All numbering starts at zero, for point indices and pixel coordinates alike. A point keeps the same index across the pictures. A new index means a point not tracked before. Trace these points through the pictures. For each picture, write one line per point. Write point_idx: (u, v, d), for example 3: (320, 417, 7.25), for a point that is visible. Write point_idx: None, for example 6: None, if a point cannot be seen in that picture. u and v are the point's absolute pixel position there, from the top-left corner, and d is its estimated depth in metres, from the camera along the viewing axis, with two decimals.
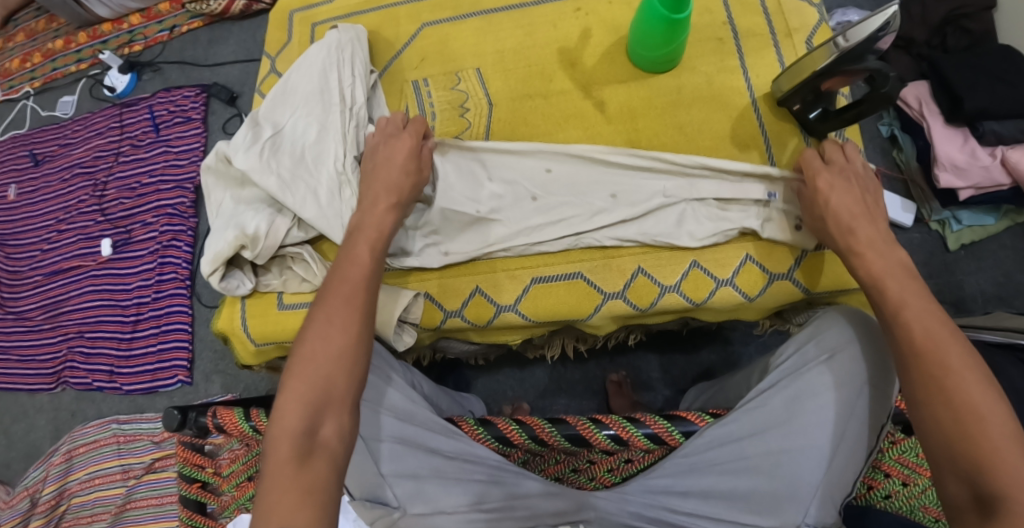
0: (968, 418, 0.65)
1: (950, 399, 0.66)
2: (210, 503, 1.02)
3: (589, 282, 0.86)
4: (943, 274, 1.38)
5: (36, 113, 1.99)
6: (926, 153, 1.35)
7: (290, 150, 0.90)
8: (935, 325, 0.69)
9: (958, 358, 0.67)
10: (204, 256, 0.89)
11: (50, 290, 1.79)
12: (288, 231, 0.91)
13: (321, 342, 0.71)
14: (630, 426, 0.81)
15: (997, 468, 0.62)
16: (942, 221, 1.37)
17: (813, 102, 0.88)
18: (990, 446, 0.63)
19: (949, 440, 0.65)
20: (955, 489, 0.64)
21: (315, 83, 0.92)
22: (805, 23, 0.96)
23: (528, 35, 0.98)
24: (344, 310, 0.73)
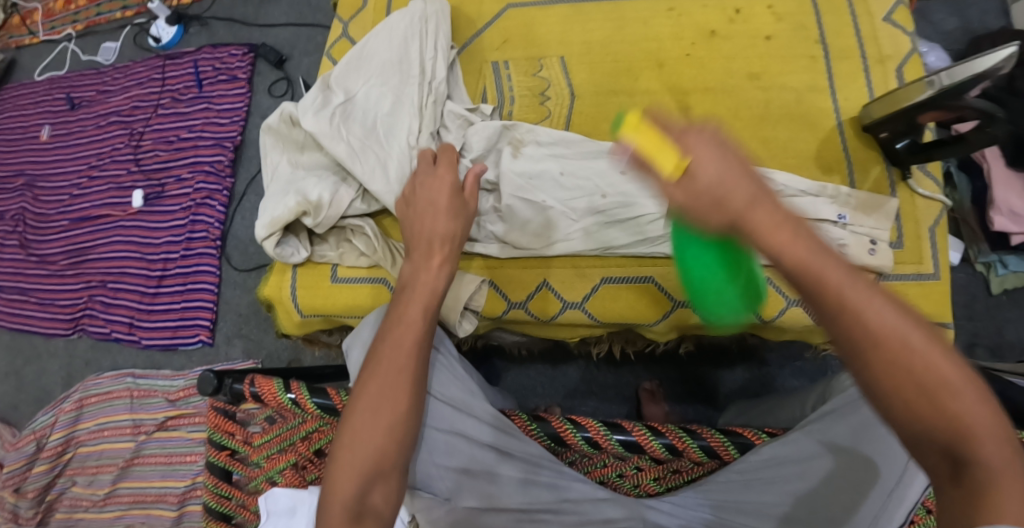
0: (901, 367, 0.55)
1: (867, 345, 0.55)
2: (237, 471, 1.00)
3: (660, 288, 0.84)
4: (985, 317, 1.36)
5: (77, 57, 1.96)
6: (983, 195, 1.32)
7: (361, 118, 0.87)
8: (884, 317, 0.55)
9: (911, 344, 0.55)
10: (261, 219, 0.87)
11: (75, 236, 1.77)
12: (351, 202, 0.88)
13: (379, 414, 0.68)
14: (685, 437, 0.80)
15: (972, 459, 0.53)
16: (988, 263, 1.35)
17: (903, 133, 0.85)
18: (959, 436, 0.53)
19: (899, 397, 0.55)
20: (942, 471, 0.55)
21: (393, 51, 0.90)
22: (899, 50, 0.93)
23: (617, 30, 0.96)
24: (400, 384, 0.70)
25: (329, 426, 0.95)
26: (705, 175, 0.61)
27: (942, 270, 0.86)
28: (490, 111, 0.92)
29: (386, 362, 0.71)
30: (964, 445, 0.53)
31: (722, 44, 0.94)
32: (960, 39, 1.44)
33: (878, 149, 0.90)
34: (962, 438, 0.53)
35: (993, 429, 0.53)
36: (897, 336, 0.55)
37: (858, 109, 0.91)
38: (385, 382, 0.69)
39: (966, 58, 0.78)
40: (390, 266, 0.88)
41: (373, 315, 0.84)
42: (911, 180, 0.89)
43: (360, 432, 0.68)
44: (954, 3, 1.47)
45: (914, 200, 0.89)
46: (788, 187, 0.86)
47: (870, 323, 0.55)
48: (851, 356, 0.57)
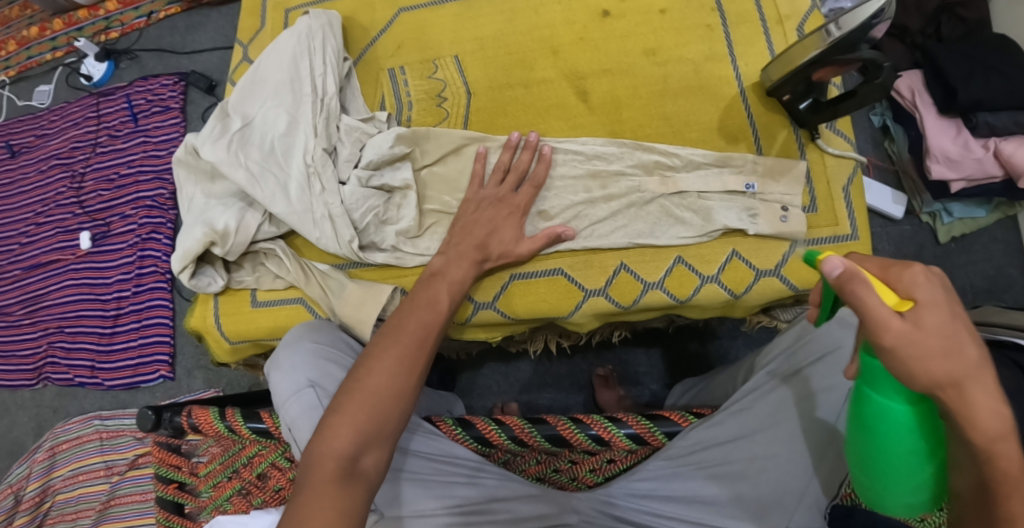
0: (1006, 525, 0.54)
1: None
2: (187, 503, 0.97)
3: (570, 279, 0.83)
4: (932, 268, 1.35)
5: (12, 103, 1.94)
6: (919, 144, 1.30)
7: (259, 142, 0.87)
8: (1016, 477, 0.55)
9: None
10: (174, 253, 0.86)
11: (29, 284, 1.76)
12: (260, 226, 0.88)
13: (380, 373, 0.70)
14: (611, 426, 0.81)
15: None
16: (933, 213, 1.34)
17: (803, 93, 0.85)
18: None
19: None
20: None
21: (283, 70, 0.89)
22: (797, 9, 0.93)
23: (508, 22, 0.95)
24: (419, 357, 0.72)
25: (267, 449, 0.93)
26: (938, 322, 0.53)
27: (860, 229, 0.87)
28: (387, 118, 0.91)
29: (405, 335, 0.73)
30: None
31: (617, 24, 0.93)
32: None
33: (783, 111, 0.90)
34: None
35: None
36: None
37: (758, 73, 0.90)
38: (405, 352, 0.72)
39: (853, 6, 0.77)
40: (304, 285, 0.87)
41: (290, 337, 0.83)
42: (820, 139, 0.90)
43: (354, 390, 0.69)
44: None
45: (825, 160, 0.89)
46: (691, 158, 0.86)
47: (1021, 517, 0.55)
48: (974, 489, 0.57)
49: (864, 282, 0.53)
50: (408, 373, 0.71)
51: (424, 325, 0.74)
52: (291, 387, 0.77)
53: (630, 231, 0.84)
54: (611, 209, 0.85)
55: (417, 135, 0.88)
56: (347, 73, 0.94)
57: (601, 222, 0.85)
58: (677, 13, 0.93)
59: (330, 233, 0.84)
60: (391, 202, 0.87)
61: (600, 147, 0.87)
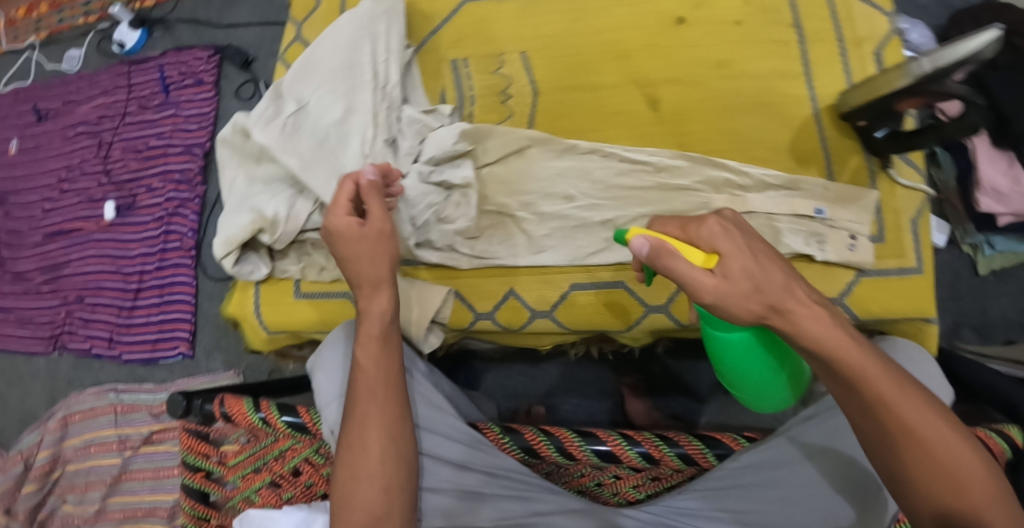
0: (911, 439, 0.63)
1: (913, 466, 0.63)
2: (212, 493, 0.95)
3: (632, 293, 0.83)
4: (965, 300, 1.33)
5: (41, 66, 1.92)
6: (968, 174, 1.24)
7: (311, 129, 0.84)
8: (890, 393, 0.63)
9: (914, 414, 0.63)
10: (217, 238, 0.83)
11: (50, 252, 1.74)
12: (309, 216, 0.84)
13: (358, 463, 0.73)
14: (661, 445, 0.80)
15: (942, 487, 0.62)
16: (975, 245, 1.30)
17: (879, 120, 0.82)
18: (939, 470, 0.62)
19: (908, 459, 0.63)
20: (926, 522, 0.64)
21: (343, 55, 0.86)
22: (875, 32, 0.89)
23: (574, 21, 0.93)
24: (367, 433, 0.74)
25: (302, 443, 0.91)
26: (742, 268, 0.64)
27: (926, 263, 0.83)
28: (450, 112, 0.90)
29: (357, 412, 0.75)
30: (952, 483, 0.62)
31: (690, 31, 0.90)
32: (940, 12, 1.39)
33: (857, 137, 0.87)
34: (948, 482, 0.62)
35: (970, 463, 0.63)
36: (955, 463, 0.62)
37: (835, 95, 0.87)
38: (355, 437, 0.74)
39: (948, 40, 0.73)
40: None
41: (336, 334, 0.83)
42: (891, 168, 0.86)
43: (351, 483, 0.72)
44: None
45: (895, 190, 0.86)
46: (764, 175, 0.84)
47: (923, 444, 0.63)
48: (876, 431, 0.64)
49: (670, 254, 0.65)
50: (393, 435, 0.74)
51: (365, 393, 0.75)
52: (334, 394, 0.79)
53: None
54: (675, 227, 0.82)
55: (481, 133, 0.87)
56: (408, 62, 0.93)
57: None
58: (748, 27, 0.90)
59: (387, 230, 0.83)
60: (449, 200, 0.86)
61: (668, 159, 0.85)
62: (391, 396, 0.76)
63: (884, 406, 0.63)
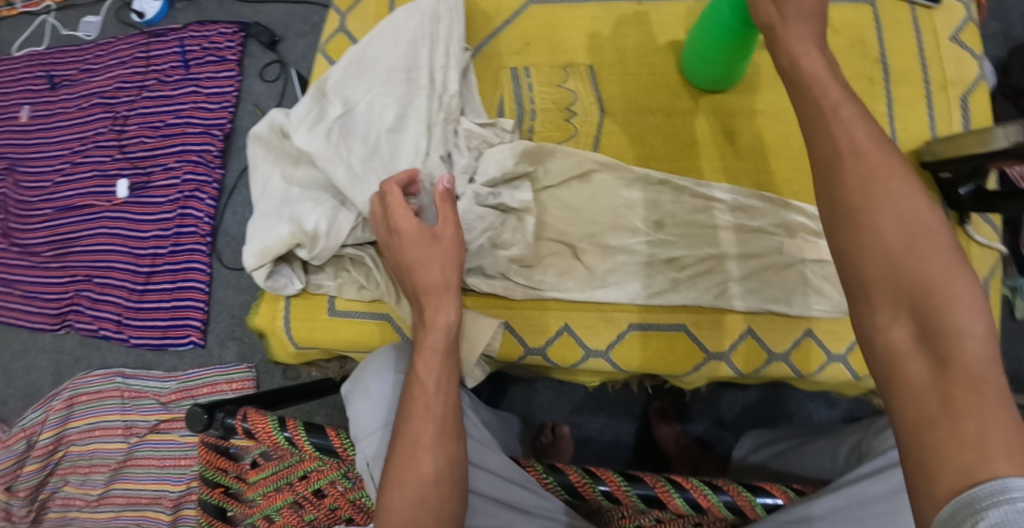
0: (883, 207, 0.61)
1: (884, 238, 0.60)
2: (231, 508, 0.92)
3: (692, 337, 0.87)
4: (1003, 344, 1.21)
5: (57, 31, 1.85)
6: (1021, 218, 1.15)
7: (360, 134, 0.88)
8: (867, 152, 0.63)
9: (886, 169, 0.62)
10: (251, 248, 0.83)
11: (59, 226, 1.68)
12: (351, 230, 0.85)
13: (416, 480, 0.67)
14: (710, 493, 0.76)
15: (919, 269, 0.58)
16: (1013, 287, 1.19)
17: (966, 176, 0.82)
18: (909, 245, 0.59)
19: (881, 242, 0.60)
20: (893, 329, 0.58)
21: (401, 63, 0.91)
22: (964, 76, 0.91)
23: (652, 36, 0.98)
24: (420, 456, 0.68)
25: (328, 466, 0.87)
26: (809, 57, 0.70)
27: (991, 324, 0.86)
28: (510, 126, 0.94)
29: (413, 424, 0.70)
30: (927, 279, 0.57)
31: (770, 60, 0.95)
32: (1000, 44, 1.31)
33: (937, 189, 0.88)
34: (926, 283, 0.57)
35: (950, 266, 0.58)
36: (934, 269, 0.57)
37: (916, 141, 0.89)
38: (407, 456, 0.68)
39: None
40: (393, 303, 0.84)
41: (377, 361, 0.81)
42: (970, 225, 0.87)
43: (398, 506, 0.67)
44: (997, 4, 1.34)
45: (970, 246, 0.86)
46: None
47: (901, 229, 0.59)
48: (835, 193, 0.64)
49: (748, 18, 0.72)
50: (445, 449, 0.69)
51: (425, 407, 0.71)
52: (377, 419, 0.76)
53: (765, 296, 0.86)
54: (745, 268, 0.87)
55: (541, 152, 0.91)
56: (465, 66, 0.96)
57: (728, 278, 0.87)
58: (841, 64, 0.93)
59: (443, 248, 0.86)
60: (506, 223, 0.90)
61: (744, 199, 0.89)
62: (456, 411, 0.72)
63: (848, 148, 0.64)
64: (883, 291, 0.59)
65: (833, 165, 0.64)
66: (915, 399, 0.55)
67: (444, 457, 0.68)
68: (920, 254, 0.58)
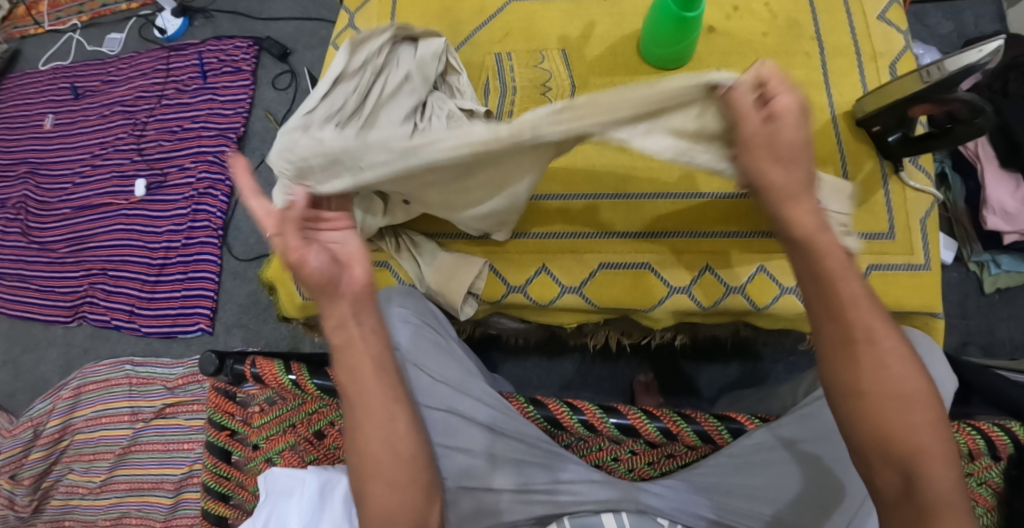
0: (880, 374, 0.66)
1: (874, 419, 0.66)
2: (236, 452, 1.01)
3: (655, 274, 0.96)
4: (961, 315, 1.32)
5: (82, 47, 2.00)
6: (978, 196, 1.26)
7: None
8: (872, 337, 0.67)
9: (882, 349, 0.67)
10: None
11: (77, 224, 1.79)
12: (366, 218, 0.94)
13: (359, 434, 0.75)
14: (680, 421, 0.85)
15: (904, 427, 0.65)
16: (982, 263, 1.31)
17: (894, 126, 0.94)
18: (897, 394, 0.66)
19: (872, 418, 0.66)
20: (886, 477, 0.66)
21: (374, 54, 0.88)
22: (891, 47, 1.05)
23: (618, 24, 1.11)
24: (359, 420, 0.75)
25: (328, 407, 0.96)
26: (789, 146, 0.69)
27: (931, 260, 0.96)
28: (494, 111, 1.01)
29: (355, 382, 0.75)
30: (917, 448, 0.65)
31: (718, 39, 1.08)
32: (955, 43, 1.45)
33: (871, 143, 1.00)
34: (913, 452, 0.65)
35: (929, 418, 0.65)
36: (906, 405, 0.65)
37: (850, 103, 1.02)
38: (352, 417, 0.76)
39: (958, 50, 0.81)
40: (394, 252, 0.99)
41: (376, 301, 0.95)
42: (903, 171, 0.99)
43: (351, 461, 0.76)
44: (951, 7, 1.49)
45: (905, 192, 0.98)
46: None
47: (896, 405, 0.66)
48: (844, 377, 0.68)
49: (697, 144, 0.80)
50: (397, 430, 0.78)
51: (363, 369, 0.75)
52: None
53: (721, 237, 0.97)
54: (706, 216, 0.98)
55: None
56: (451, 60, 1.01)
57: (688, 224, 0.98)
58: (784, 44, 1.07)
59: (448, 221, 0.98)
60: None
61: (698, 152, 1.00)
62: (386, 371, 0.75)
63: (856, 325, 0.68)
64: (871, 441, 0.66)
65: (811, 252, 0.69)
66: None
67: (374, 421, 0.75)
68: (906, 408, 0.65)
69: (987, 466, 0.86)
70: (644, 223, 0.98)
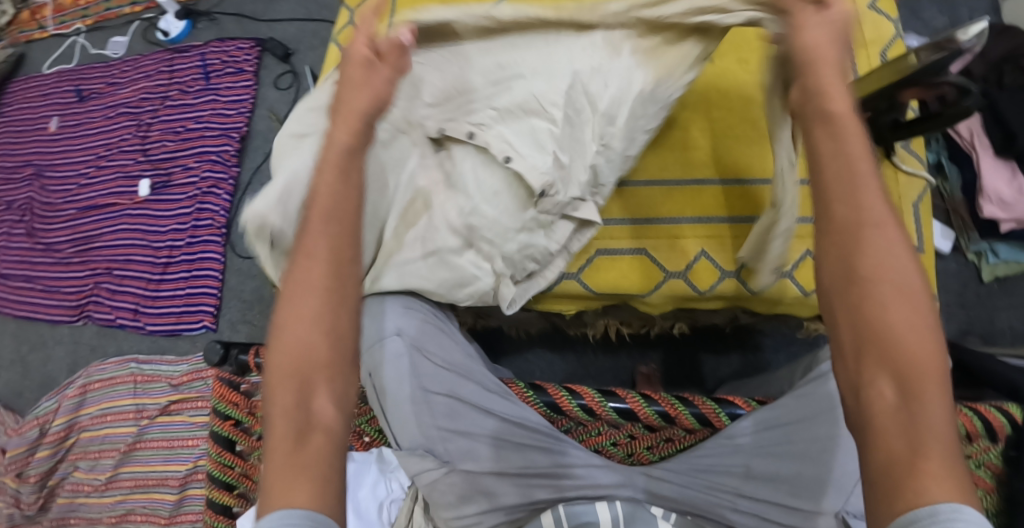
0: (884, 255, 0.54)
1: (874, 306, 0.53)
2: (240, 442, 1.03)
3: (653, 259, 1.00)
4: (959, 304, 1.33)
5: (86, 51, 2.02)
6: (974, 186, 1.27)
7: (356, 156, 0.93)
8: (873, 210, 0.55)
9: (879, 217, 0.55)
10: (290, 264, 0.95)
11: (82, 225, 1.81)
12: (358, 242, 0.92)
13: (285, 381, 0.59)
14: (678, 404, 0.87)
15: (896, 318, 0.52)
16: (979, 253, 1.32)
17: (884, 111, 0.91)
18: (894, 279, 0.53)
19: (865, 315, 0.53)
20: (881, 385, 0.51)
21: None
22: (885, 37, 1.05)
23: None
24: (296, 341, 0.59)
25: None
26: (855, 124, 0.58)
27: (925, 243, 0.98)
28: None
29: (294, 302, 0.61)
30: (910, 346, 0.51)
31: None
32: None
33: None
34: (908, 351, 0.51)
35: (927, 310, 0.52)
36: (894, 277, 0.53)
37: None
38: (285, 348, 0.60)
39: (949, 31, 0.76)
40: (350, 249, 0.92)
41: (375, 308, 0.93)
42: (896, 158, 1.00)
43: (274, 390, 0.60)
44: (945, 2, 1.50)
45: (898, 176, 0.99)
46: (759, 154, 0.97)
47: (900, 292, 0.52)
48: (828, 261, 0.56)
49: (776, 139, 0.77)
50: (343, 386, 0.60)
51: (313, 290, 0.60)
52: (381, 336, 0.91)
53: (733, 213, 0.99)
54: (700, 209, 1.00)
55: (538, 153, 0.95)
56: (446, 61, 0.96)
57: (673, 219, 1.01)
58: None
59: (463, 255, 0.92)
60: None
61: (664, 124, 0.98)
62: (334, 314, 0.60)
63: (850, 205, 0.56)
64: (853, 336, 0.54)
65: (850, 177, 0.56)
66: (885, 470, 0.49)
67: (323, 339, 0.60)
68: (904, 294, 0.52)
69: (986, 448, 0.88)
70: (637, 209, 1.02)
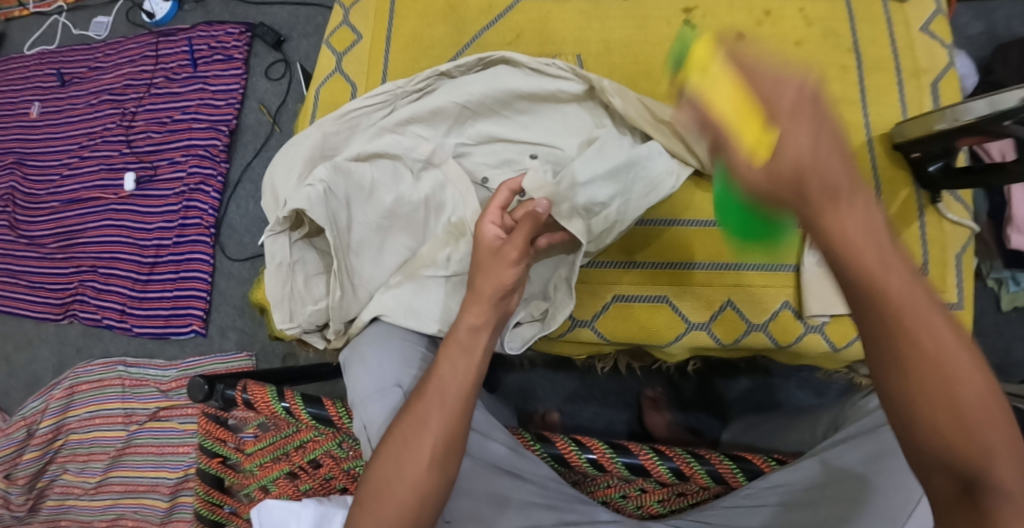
0: (921, 343, 0.50)
1: (922, 399, 0.50)
2: (228, 479, 0.96)
3: (672, 308, 0.96)
4: (983, 335, 1.26)
5: (68, 31, 1.91)
6: (1001, 211, 1.17)
7: (358, 196, 0.89)
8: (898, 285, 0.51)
9: (912, 300, 0.50)
10: (283, 311, 0.89)
11: (65, 219, 1.72)
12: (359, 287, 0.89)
13: (413, 462, 0.72)
14: (694, 462, 0.80)
15: (955, 417, 0.49)
16: (999, 279, 1.23)
17: (935, 155, 0.87)
18: (940, 371, 0.50)
19: (918, 410, 0.50)
20: (937, 480, 0.51)
21: (410, 88, 0.96)
22: (935, 64, 0.97)
23: (638, 28, 1.02)
24: (422, 435, 0.72)
25: (323, 436, 0.91)
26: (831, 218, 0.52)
27: (965, 300, 0.90)
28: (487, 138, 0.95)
29: (427, 400, 0.74)
30: (973, 440, 0.49)
31: None
32: (984, 44, 1.37)
33: (909, 170, 0.93)
34: (971, 443, 0.49)
35: (984, 399, 0.50)
36: (950, 367, 0.50)
37: (888, 125, 0.95)
38: (407, 432, 0.73)
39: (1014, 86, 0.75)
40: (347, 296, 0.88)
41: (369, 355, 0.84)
42: (941, 203, 0.92)
43: (389, 477, 0.72)
44: (982, 5, 1.39)
45: (943, 224, 0.91)
46: None
47: (945, 382, 0.50)
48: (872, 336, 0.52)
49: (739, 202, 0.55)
50: (449, 431, 0.73)
51: (450, 395, 0.74)
52: (374, 385, 0.81)
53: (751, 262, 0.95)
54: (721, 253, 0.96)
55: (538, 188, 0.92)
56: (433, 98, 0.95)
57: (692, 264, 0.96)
58: (814, 50, 0.99)
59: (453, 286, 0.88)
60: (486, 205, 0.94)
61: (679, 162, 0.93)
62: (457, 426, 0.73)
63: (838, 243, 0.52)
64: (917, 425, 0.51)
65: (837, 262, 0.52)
66: None
67: (440, 445, 0.72)
68: (961, 385, 0.49)
69: None
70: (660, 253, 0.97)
